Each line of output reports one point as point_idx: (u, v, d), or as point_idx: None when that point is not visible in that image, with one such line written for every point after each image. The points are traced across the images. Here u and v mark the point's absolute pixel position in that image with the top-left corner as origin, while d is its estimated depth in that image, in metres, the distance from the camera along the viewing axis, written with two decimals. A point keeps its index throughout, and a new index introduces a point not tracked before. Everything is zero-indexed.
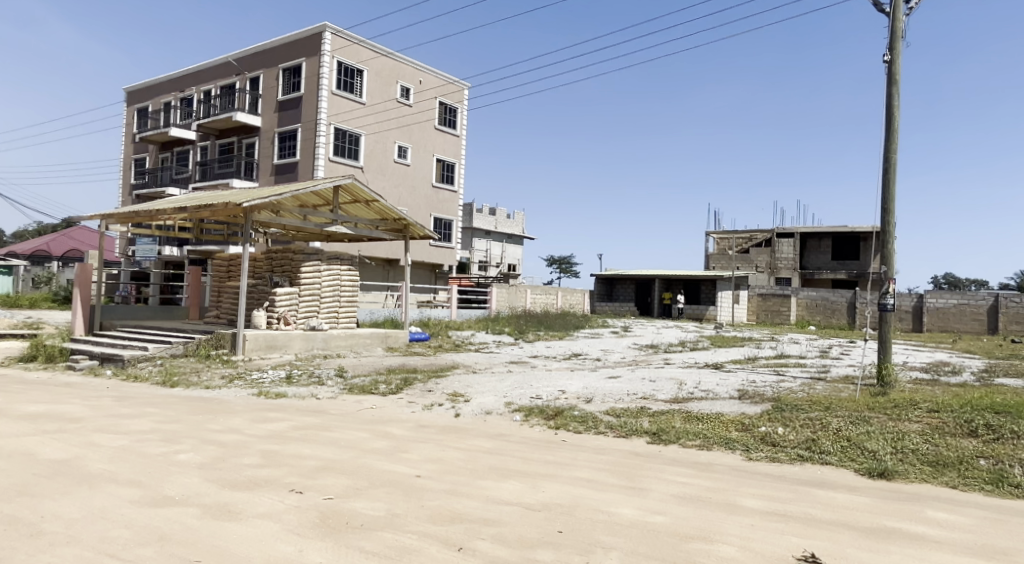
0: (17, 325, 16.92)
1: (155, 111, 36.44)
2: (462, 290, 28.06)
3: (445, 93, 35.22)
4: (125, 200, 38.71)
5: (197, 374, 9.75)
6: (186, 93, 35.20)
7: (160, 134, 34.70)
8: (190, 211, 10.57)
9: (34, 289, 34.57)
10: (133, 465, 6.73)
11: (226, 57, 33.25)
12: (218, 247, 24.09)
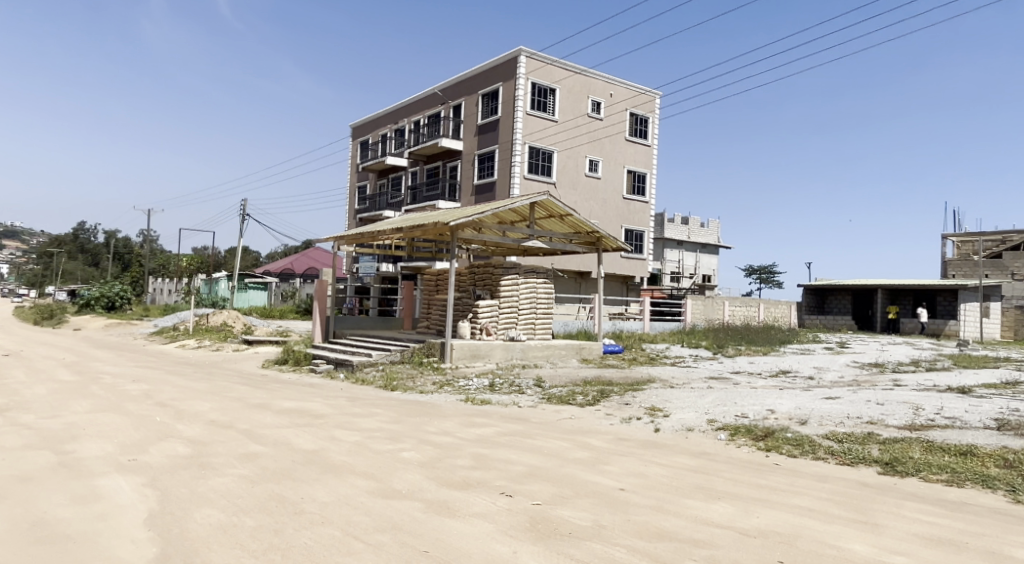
0: (275, 333, 20.02)
1: (374, 142, 41.07)
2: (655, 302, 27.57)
3: (636, 104, 35.08)
4: (349, 223, 44.06)
5: (412, 380, 10.72)
6: (399, 124, 39.21)
7: (377, 163, 39.04)
8: (405, 231, 11.66)
9: (283, 302, 40.68)
10: (366, 458, 7.58)
11: (432, 89, 36.43)
12: (426, 263, 26.33)
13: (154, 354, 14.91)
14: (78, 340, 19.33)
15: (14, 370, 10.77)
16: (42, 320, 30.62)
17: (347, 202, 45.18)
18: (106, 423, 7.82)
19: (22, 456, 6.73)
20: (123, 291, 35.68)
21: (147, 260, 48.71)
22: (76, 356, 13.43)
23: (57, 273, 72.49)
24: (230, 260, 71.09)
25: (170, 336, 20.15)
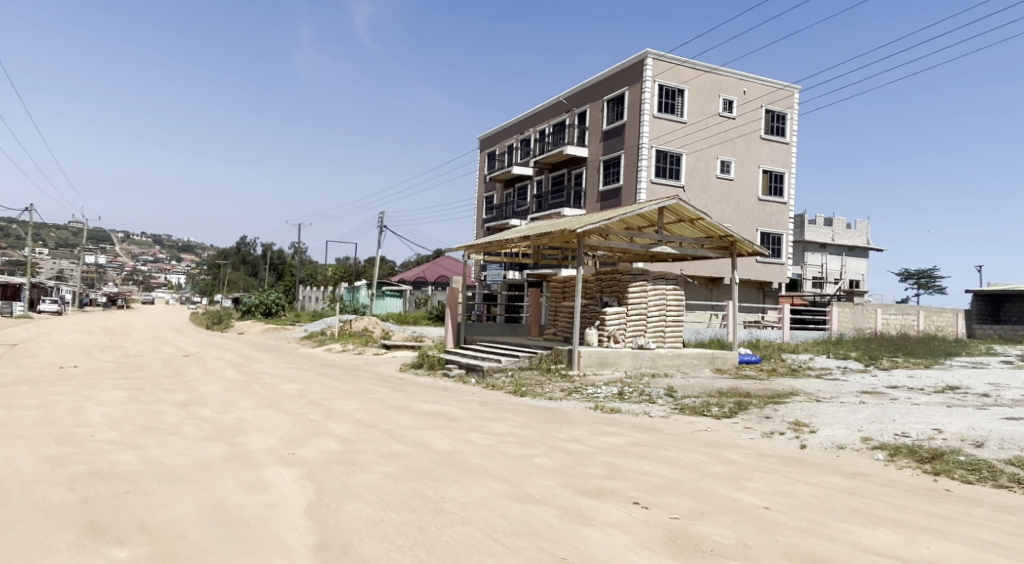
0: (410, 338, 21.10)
1: (501, 153, 42.21)
2: (796, 310, 25.97)
3: (773, 100, 33.24)
4: (478, 232, 45.56)
5: (541, 386, 10.84)
6: (525, 134, 40.01)
7: (504, 173, 40.10)
8: (532, 239, 11.80)
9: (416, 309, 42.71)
10: (500, 462, 7.74)
11: (557, 98, 36.79)
12: (552, 270, 26.55)
13: (307, 357, 16.25)
14: (243, 343, 21.53)
15: (194, 369, 12.21)
16: (213, 325, 34.48)
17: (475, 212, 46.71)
18: (269, 419, 8.62)
19: (202, 445, 7.58)
20: (278, 298, 39.23)
21: (298, 269, 53.24)
22: (242, 358, 14.96)
23: (224, 282, 81.20)
24: (369, 269, 75.90)
25: (319, 340, 21.87)
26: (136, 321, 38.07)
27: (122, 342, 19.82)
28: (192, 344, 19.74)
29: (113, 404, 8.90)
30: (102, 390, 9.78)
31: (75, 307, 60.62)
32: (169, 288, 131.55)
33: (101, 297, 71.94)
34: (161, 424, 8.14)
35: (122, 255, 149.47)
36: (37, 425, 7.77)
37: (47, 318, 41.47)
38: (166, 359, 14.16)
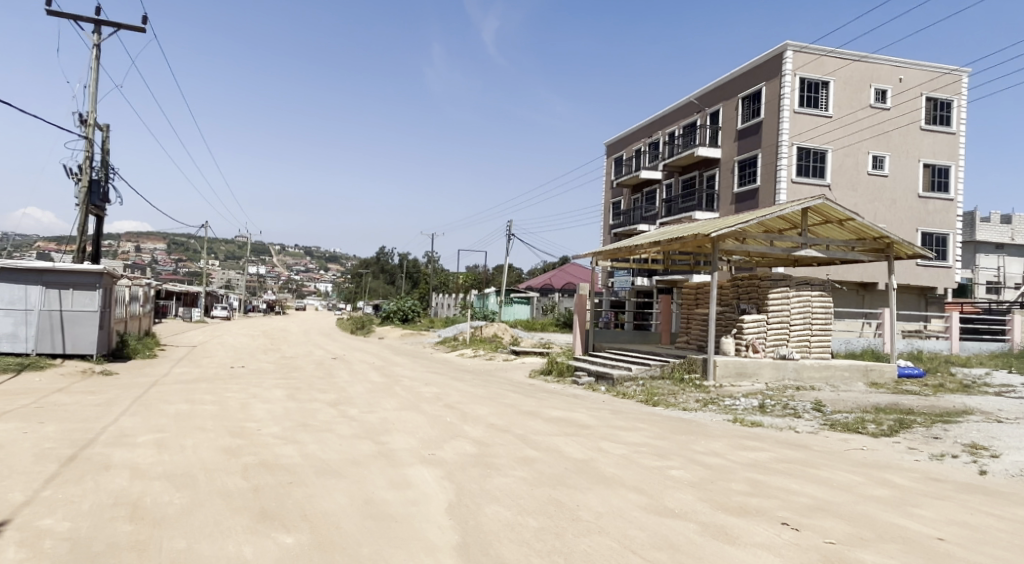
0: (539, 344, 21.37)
1: (628, 157, 41.71)
2: (968, 319, 23.27)
3: (935, 86, 30.06)
4: (605, 238, 45.31)
5: (674, 396, 10.52)
6: (653, 137, 39.26)
7: (632, 177, 39.62)
8: (663, 245, 11.51)
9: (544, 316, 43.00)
10: (635, 472, 7.58)
11: (687, 98, 35.74)
12: (683, 276, 25.75)
13: (442, 361, 16.98)
14: (383, 348, 22.92)
15: (342, 371, 13.19)
16: (356, 330, 37.01)
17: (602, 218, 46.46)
18: (409, 421, 9.09)
19: (351, 443, 8.13)
20: (414, 305, 41.35)
21: (431, 277, 55.64)
22: (383, 361, 15.92)
23: (364, 290, 86.76)
24: (497, 276, 77.74)
25: (452, 345, 22.76)
26: (291, 325, 41.81)
27: (281, 345, 21.85)
28: (340, 348, 21.32)
29: (275, 401, 9.83)
30: (266, 388, 10.84)
31: (241, 312, 67.63)
32: (315, 295, 142.79)
33: (261, 303, 79.75)
34: (315, 421, 8.85)
35: (276, 265, 164.36)
36: (215, 418, 8.74)
37: (219, 322, 46.68)
38: (318, 361, 15.41)
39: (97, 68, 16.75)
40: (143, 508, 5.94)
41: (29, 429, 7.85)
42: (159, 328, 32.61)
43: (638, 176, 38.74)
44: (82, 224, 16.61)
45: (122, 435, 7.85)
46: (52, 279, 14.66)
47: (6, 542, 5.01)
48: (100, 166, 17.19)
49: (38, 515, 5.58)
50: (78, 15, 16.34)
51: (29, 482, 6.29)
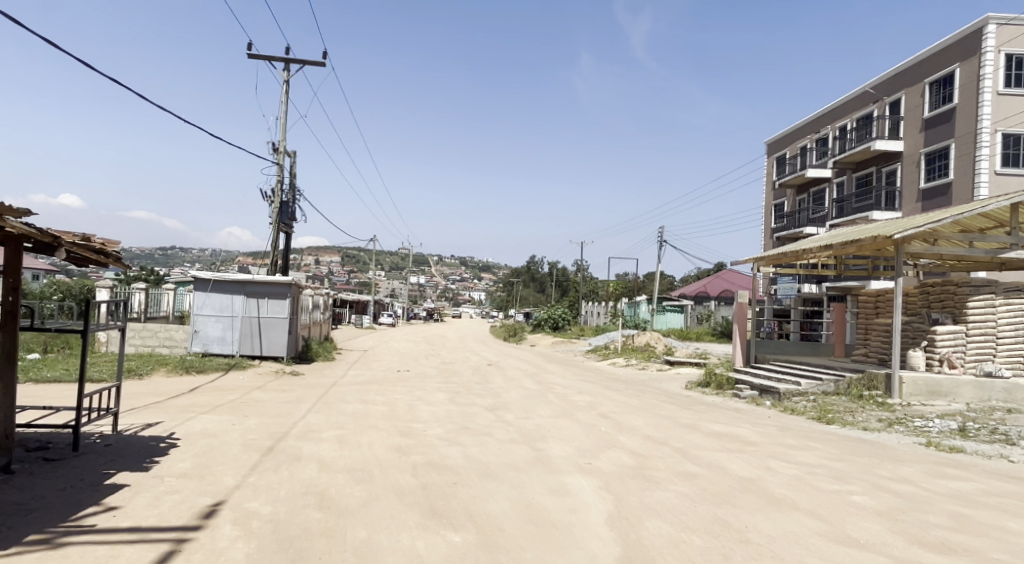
0: (695, 355, 20.63)
1: (792, 156, 38.97)
2: None
3: None
4: (766, 242, 42.67)
5: (852, 414, 9.62)
6: (821, 133, 36.33)
7: (797, 177, 37.01)
8: (836, 249, 10.57)
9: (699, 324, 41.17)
10: (810, 495, 6.92)
11: (861, 88, 32.64)
12: (860, 282, 23.53)
13: (593, 370, 16.97)
14: (535, 355, 23.36)
15: (497, 377, 13.66)
16: (509, 337, 38.07)
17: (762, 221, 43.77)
18: (565, 429, 9.18)
19: (510, 448, 8.35)
20: (564, 313, 41.70)
21: (580, 285, 55.72)
22: (536, 368, 16.25)
23: (516, 298, 88.98)
24: (650, 284, 75.85)
25: (603, 353, 22.67)
26: (447, 331, 44.06)
27: (440, 350, 23.10)
28: (495, 355, 22.08)
29: (438, 405, 10.41)
30: (430, 391, 11.50)
31: (403, 319, 72.45)
32: (468, 302, 148.95)
33: (421, 310, 84.83)
34: (476, 425, 9.24)
35: (432, 274, 173.88)
36: (386, 419, 9.43)
37: (387, 328, 50.35)
38: (474, 367, 16.09)
39: (286, 102, 18.87)
40: (329, 498, 6.51)
41: (236, 421, 9.00)
42: (336, 333, 35.86)
43: (804, 175, 36.13)
44: (274, 241, 18.76)
45: (310, 431, 8.71)
46: (251, 289, 16.70)
47: (223, 520, 5.74)
48: (289, 189, 19.31)
49: (246, 498, 6.34)
50: (271, 56, 18.55)
51: (238, 468, 7.18)
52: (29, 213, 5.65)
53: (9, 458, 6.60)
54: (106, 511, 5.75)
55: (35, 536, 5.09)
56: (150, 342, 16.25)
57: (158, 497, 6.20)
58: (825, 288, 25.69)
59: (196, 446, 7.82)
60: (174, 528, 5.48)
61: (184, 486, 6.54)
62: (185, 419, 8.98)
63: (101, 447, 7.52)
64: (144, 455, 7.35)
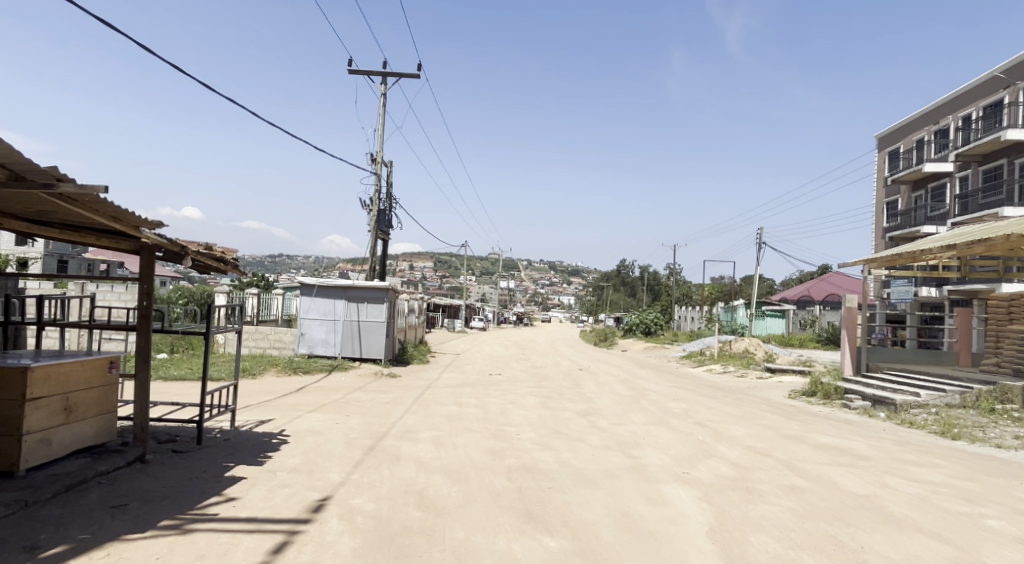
0: (799, 363, 19.60)
1: (907, 150, 36.26)
2: None
3: None
4: (878, 243, 39.87)
5: (983, 430, 8.79)
6: (940, 124, 33.57)
7: (913, 172, 34.39)
8: (960, 249, 9.73)
9: (803, 331, 39.03)
10: (936, 516, 6.35)
11: (989, 73, 29.86)
12: (988, 286, 21.55)
13: (688, 377, 16.49)
14: (626, 361, 23.00)
15: (589, 382, 13.57)
16: (599, 342, 37.70)
17: (873, 220, 40.97)
18: (660, 437, 8.96)
19: (604, 454, 8.25)
20: (657, 318, 40.81)
21: (673, 289, 54.23)
22: (628, 374, 15.99)
23: (607, 302, 87.87)
24: (748, 288, 72.84)
25: (699, 360, 22.00)
26: (538, 336, 44.23)
27: (531, 354, 23.24)
28: (586, 359, 21.94)
29: (531, 409, 10.46)
30: (522, 395, 11.59)
31: (494, 323, 73.41)
32: (557, 306, 148.73)
33: (511, 314, 85.65)
34: (569, 431, 9.21)
35: (521, 278, 175.05)
36: (480, 421, 9.57)
37: (479, 332, 51.27)
38: (565, 371, 16.06)
39: (383, 114, 19.65)
40: (427, 498, 6.66)
41: (340, 420, 9.43)
42: (430, 337, 36.86)
43: (921, 170, 33.52)
44: (372, 247, 19.56)
45: (408, 431, 8.99)
46: (352, 294, 17.48)
47: (330, 515, 6.01)
48: (386, 198, 20.09)
49: (350, 494, 6.61)
50: (369, 71, 19.39)
51: (343, 465, 7.51)
52: (161, 225, 6.16)
53: (144, 449, 7.24)
54: (227, 501, 6.17)
55: (166, 522, 5.54)
56: (262, 344, 17.33)
57: (271, 490, 6.59)
58: (947, 292, 23.70)
59: (305, 443, 8.25)
60: (287, 520, 5.79)
61: (294, 481, 6.92)
62: (294, 417, 9.52)
63: (221, 441, 8.09)
64: (258, 450, 7.84)
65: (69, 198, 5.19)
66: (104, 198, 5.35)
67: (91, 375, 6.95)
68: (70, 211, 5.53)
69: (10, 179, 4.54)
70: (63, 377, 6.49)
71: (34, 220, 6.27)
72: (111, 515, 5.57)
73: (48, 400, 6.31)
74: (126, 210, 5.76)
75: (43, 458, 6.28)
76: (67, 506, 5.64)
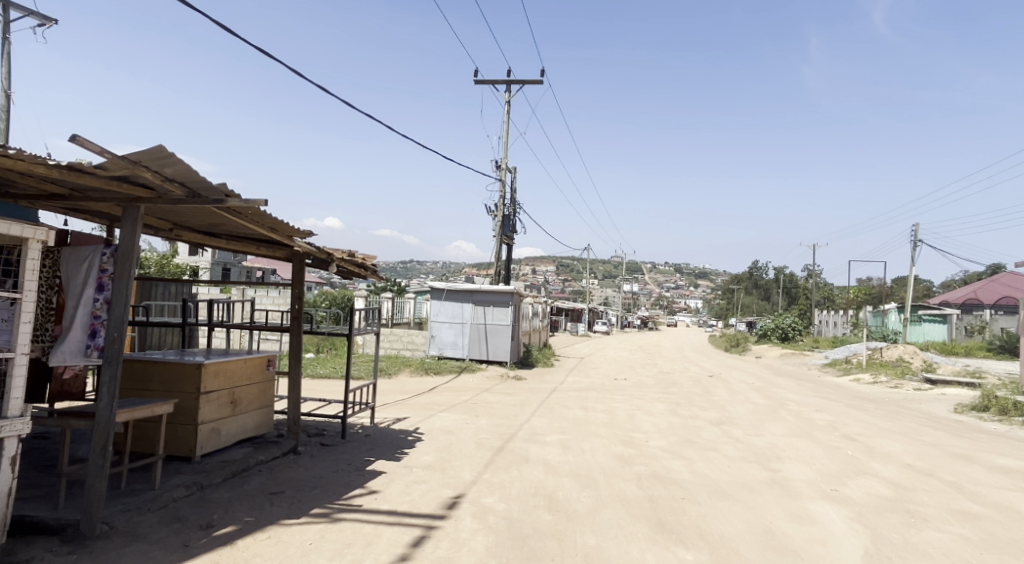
0: (965, 374, 17.54)
1: None
2: None
3: None
4: None
5: None
6: None
7: None
8: None
9: (968, 338, 34.88)
10: None
11: None
12: None
13: (832, 387, 15.29)
14: (761, 368, 21.75)
15: (721, 389, 12.98)
16: (730, 347, 35.97)
17: None
18: (803, 451, 8.37)
19: (741, 466, 7.82)
20: (794, 323, 38.23)
21: (813, 292, 50.48)
22: (764, 382, 15.12)
23: (738, 306, 83.38)
24: (901, 291, 66.27)
25: (844, 368, 20.35)
26: (664, 340, 42.96)
27: (658, 359, 22.66)
28: (716, 366, 21.01)
29: (660, 416, 10.20)
30: (650, 402, 11.32)
31: (619, 327, 72.25)
32: (684, 310, 143.74)
33: (635, 318, 84.01)
34: (701, 440, 8.86)
35: (642, 282, 170.94)
36: (607, 427, 9.46)
37: (602, 336, 50.87)
38: (695, 377, 15.49)
39: (508, 122, 20.05)
40: (557, 501, 6.62)
41: (470, 420, 9.72)
42: (554, 341, 37.05)
43: None
44: (498, 252, 20.01)
45: (535, 434, 9.07)
46: (479, 298, 17.99)
47: (464, 513, 6.16)
48: (510, 203, 20.46)
49: (482, 493, 6.76)
50: (494, 80, 19.86)
51: (474, 464, 7.71)
52: (311, 234, 6.64)
53: (296, 441, 7.86)
54: (369, 494, 6.54)
55: (318, 510, 5.96)
56: (397, 345, 18.25)
57: (408, 485, 6.89)
58: None
59: (438, 441, 8.58)
60: (423, 515, 6.02)
61: (430, 477, 7.20)
62: (427, 416, 9.93)
63: (362, 436, 8.62)
64: (395, 446, 8.25)
65: (237, 212, 5.74)
66: (264, 211, 5.85)
67: (252, 371, 7.65)
68: (236, 223, 6.10)
69: (189, 196, 5.09)
70: (229, 373, 7.19)
71: (206, 232, 6.99)
72: (271, 500, 6.10)
73: (218, 393, 7.02)
74: (282, 221, 6.27)
75: (214, 446, 7.00)
76: (234, 491, 6.23)
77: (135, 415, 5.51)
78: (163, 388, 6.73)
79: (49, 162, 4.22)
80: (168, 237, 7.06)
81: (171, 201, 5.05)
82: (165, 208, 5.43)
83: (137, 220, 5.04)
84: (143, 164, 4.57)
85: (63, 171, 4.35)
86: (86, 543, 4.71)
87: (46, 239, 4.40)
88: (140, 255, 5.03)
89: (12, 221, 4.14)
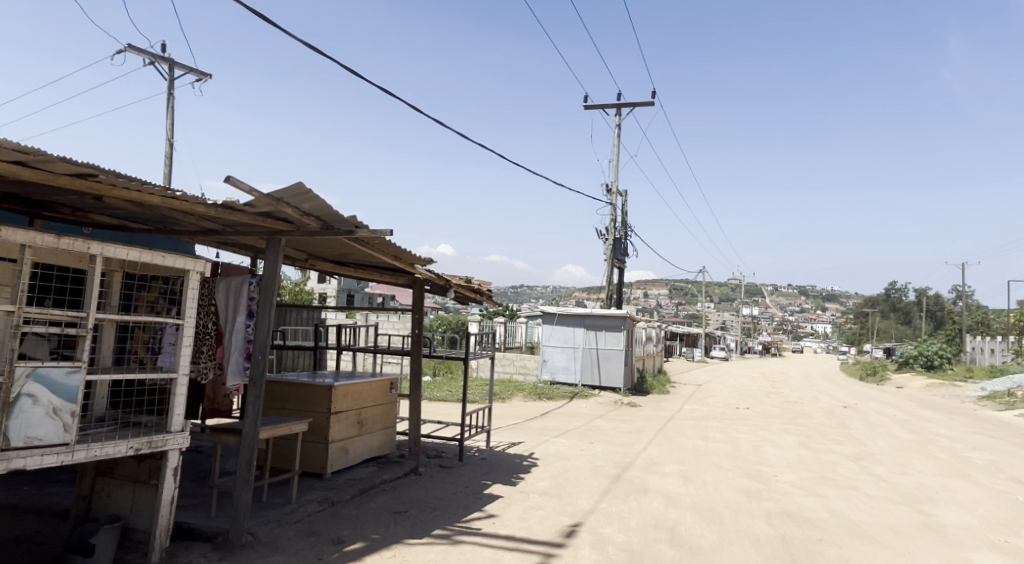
0: None
1: None
2: None
3: None
4: None
5: None
6: None
7: None
8: None
9: None
10: None
11: None
12: None
13: (992, 422, 13.59)
14: (904, 399, 19.78)
15: (857, 422, 11.95)
16: (866, 376, 32.93)
17: None
18: (961, 493, 7.49)
19: (887, 507, 7.11)
20: (942, 350, 34.54)
21: (962, 316, 45.42)
22: (908, 415, 13.74)
23: (872, 330, 76.66)
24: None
25: (1006, 401, 18.06)
26: (792, 368, 40.35)
27: (784, 388, 21.30)
28: (851, 396, 19.33)
29: (789, 449, 9.54)
30: (777, 433, 10.64)
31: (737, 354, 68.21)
32: (808, 336, 135.48)
33: (755, 343, 79.88)
34: (837, 476, 8.20)
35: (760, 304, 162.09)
36: (730, 459, 8.99)
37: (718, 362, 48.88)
38: (826, 408, 14.39)
39: (619, 144, 20.01)
40: (681, 536, 6.30)
41: (584, 447, 9.61)
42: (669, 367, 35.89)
43: None
44: (609, 276, 19.81)
45: (653, 463, 8.79)
46: (591, 322, 17.93)
47: (582, 542, 6.03)
48: (622, 226, 20.29)
49: (600, 523, 6.59)
50: (605, 104, 19.91)
51: (591, 492, 7.57)
52: (431, 261, 6.90)
53: (417, 462, 8.09)
54: (488, 518, 6.58)
55: (440, 531, 6.08)
56: (510, 370, 18.45)
57: (526, 511, 6.87)
58: None
59: (553, 467, 8.54)
60: (542, 542, 5.96)
61: (547, 504, 7.14)
62: (542, 441, 9.93)
63: (479, 459, 8.74)
64: (511, 471, 8.28)
65: (365, 242, 6.08)
66: (390, 240, 6.13)
67: (376, 393, 7.99)
68: (364, 252, 6.45)
69: (323, 229, 5.44)
70: (356, 395, 7.56)
71: (338, 262, 7.44)
72: (396, 519, 6.29)
73: (346, 414, 7.41)
74: (405, 249, 6.54)
75: (342, 464, 7.36)
76: (362, 508, 6.51)
77: (275, 432, 5.91)
78: (298, 407, 7.20)
79: (206, 202, 4.66)
80: (304, 267, 7.57)
81: (308, 233, 5.41)
82: (302, 239, 5.81)
83: (278, 251, 5.45)
84: (285, 201, 4.97)
85: (218, 209, 4.78)
86: (234, 551, 5.08)
87: (204, 269, 4.81)
88: (281, 285, 5.42)
89: (178, 254, 4.59)
